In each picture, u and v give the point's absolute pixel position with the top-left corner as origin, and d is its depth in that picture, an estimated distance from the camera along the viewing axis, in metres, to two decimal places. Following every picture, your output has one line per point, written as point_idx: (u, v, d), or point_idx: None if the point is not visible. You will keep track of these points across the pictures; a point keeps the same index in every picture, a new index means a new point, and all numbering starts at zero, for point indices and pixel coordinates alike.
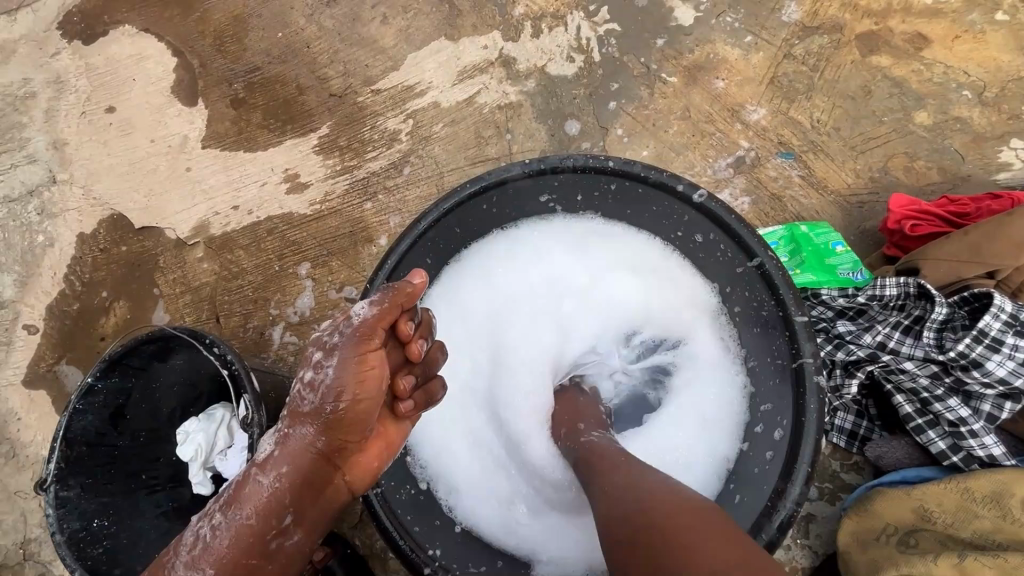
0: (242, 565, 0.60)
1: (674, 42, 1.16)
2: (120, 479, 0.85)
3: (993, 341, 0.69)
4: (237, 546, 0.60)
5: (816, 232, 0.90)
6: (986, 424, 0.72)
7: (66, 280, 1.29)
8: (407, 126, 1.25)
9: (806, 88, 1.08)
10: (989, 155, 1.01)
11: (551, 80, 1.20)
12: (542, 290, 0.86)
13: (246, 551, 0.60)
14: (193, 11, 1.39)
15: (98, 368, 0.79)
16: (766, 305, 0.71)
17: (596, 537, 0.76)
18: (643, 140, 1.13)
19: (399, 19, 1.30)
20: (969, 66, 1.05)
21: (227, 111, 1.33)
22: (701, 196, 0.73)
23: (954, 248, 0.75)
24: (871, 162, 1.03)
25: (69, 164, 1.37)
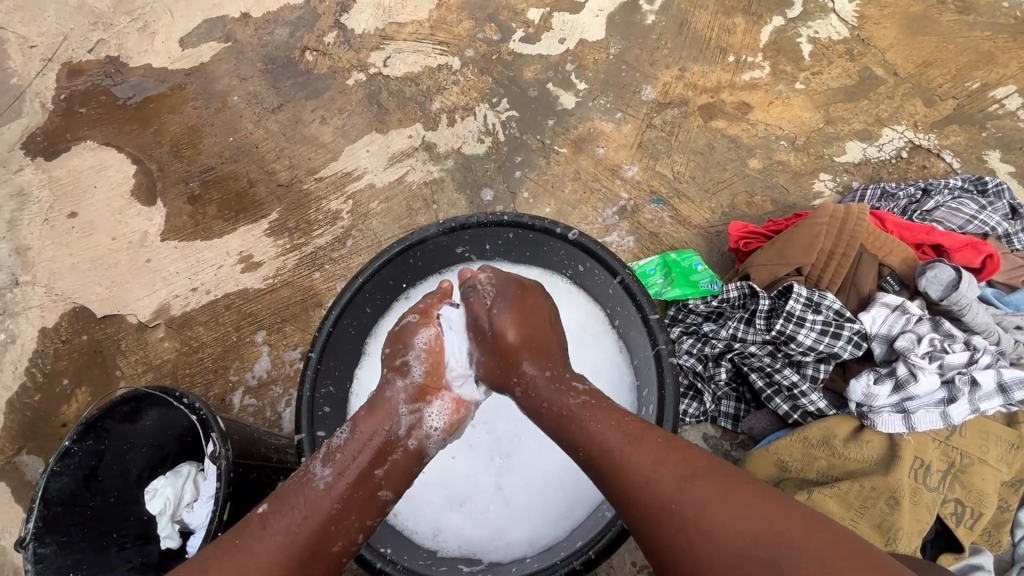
0: (364, 474, 0.72)
1: (562, 121, 1.44)
2: (92, 537, 0.93)
3: (798, 319, 0.91)
4: (362, 457, 0.72)
5: (682, 257, 1.12)
6: (812, 384, 0.92)
7: (27, 372, 1.36)
8: (348, 206, 1.45)
9: (665, 149, 1.37)
10: (806, 187, 1.31)
11: (466, 158, 1.45)
12: None
13: (373, 459, 0.73)
14: (151, 125, 1.58)
15: (75, 430, 0.90)
16: (631, 312, 0.90)
17: (531, 527, 0.88)
18: (545, 200, 1.38)
19: (335, 120, 1.54)
20: (783, 123, 1.37)
21: (185, 207, 1.50)
22: (574, 234, 0.94)
23: (767, 256, 0.99)
24: (721, 201, 1.31)
25: (31, 267, 1.47)
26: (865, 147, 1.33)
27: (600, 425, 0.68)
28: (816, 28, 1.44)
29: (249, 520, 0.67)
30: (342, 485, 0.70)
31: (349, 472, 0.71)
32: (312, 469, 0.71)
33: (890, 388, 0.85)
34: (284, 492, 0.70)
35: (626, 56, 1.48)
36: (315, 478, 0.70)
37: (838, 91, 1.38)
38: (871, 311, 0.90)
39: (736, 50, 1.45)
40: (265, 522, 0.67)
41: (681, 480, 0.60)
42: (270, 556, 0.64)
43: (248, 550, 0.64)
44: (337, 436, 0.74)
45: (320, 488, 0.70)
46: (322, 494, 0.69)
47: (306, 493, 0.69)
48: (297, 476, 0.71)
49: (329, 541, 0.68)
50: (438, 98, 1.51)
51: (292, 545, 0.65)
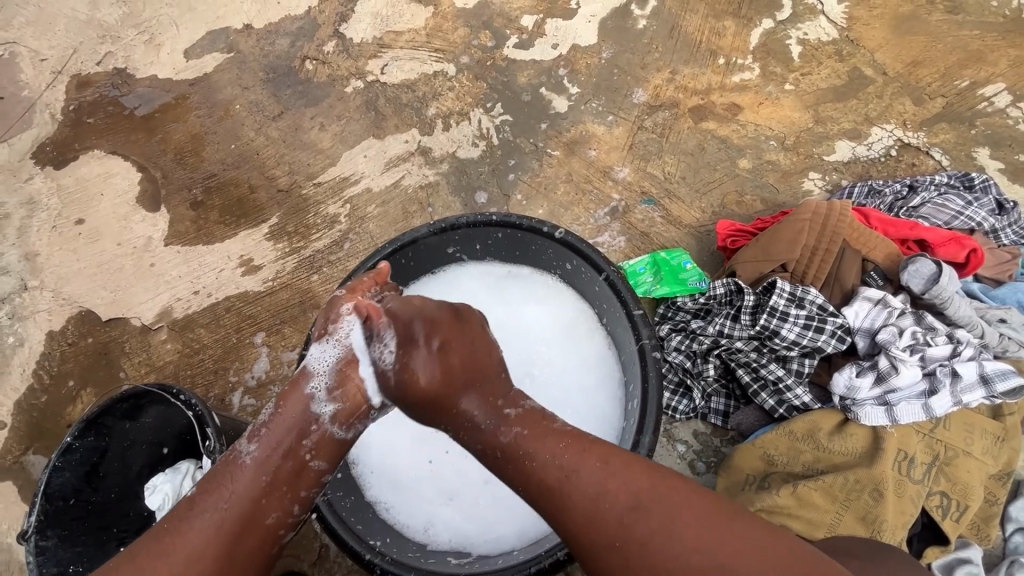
0: (291, 447, 0.70)
1: (555, 125, 1.47)
2: (93, 531, 0.96)
3: (781, 313, 0.92)
4: (287, 432, 0.70)
5: (671, 256, 1.13)
6: (797, 378, 0.92)
7: (35, 375, 1.40)
8: (346, 210, 1.48)
9: (656, 150, 1.39)
10: (795, 186, 1.32)
11: (461, 161, 1.47)
12: None
13: (296, 433, 0.70)
14: (156, 134, 1.63)
15: (77, 427, 0.92)
16: (617, 308, 0.92)
17: (521, 521, 0.89)
18: (537, 202, 1.40)
19: (334, 126, 1.57)
20: (772, 123, 1.38)
21: (187, 212, 1.54)
22: (560, 233, 0.96)
23: (753, 253, 1.00)
24: (711, 201, 1.33)
25: (39, 272, 1.51)
26: (855, 146, 1.34)
27: (539, 455, 0.65)
28: (805, 30, 1.46)
29: (177, 509, 0.67)
30: (266, 461, 0.69)
31: (275, 447, 0.69)
32: (239, 448, 0.70)
33: (872, 381, 0.85)
34: (213, 473, 0.69)
35: (618, 60, 1.50)
36: (239, 457, 0.69)
37: (827, 91, 1.40)
38: (854, 306, 0.92)
39: (726, 52, 1.47)
40: (194, 506, 0.66)
41: (626, 503, 0.60)
42: (199, 537, 0.64)
43: (177, 532, 0.64)
44: (264, 411, 0.73)
45: (246, 465, 0.68)
46: (248, 470, 0.68)
47: (232, 472, 0.68)
48: (224, 460, 0.70)
49: (261, 514, 0.67)
50: (434, 104, 1.54)
51: (221, 525, 0.65)
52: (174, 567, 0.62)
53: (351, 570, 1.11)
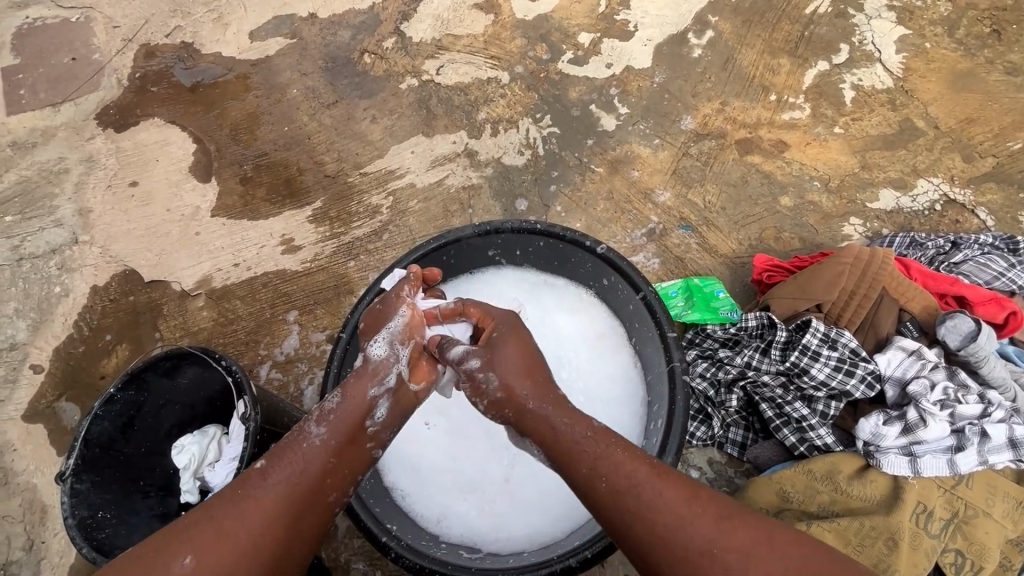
0: (355, 430, 0.75)
1: (601, 142, 1.49)
2: (122, 481, 0.99)
3: (813, 353, 0.92)
4: (355, 416, 0.75)
5: (705, 284, 1.16)
6: (821, 419, 0.93)
7: (75, 325, 1.46)
8: (388, 202, 1.53)
9: (698, 178, 1.41)
10: (835, 229, 1.32)
11: (505, 167, 1.51)
12: None
13: (360, 418, 0.75)
14: (214, 109, 1.69)
15: (120, 379, 0.97)
16: (650, 328, 0.94)
17: (534, 525, 0.92)
18: (576, 215, 1.42)
19: (385, 120, 1.62)
20: (818, 164, 1.39)
21: (236, 187, 1.59)
22: (603, 248, 0.98)
23: (789, 289, 1.02)
24: (749, 234, 1.34)
25: (91, 228, 1.58)
26: (899, 196, 1.34)
27: (612, 456, 0.69)
28: (860, 76, 1.47)
29: (246, 476, 0.70)
30: (334, 443, 0.73)
31: (345, 433, 0.74)
32: (307, 429, 0.73)
33: (899, 431, 0.85)
34: (280, 447, 0.72)
35: (670, 85, 1.53)
36: (309, 437, 0.72)
37: (876, 138, 1.40)
38: (887, 353, 0.91)
39: (778, 90, 1.48)
40: (266, 475, 0.70)
41: (707, 526, 0.62)
42: (271, 506, 0.67)
43: (249, 499, 0.67)
44: (330, 400, 0.76)
45: (317, 445, 0.72)
46: (319, 451, 0.72)
47: (303, 450, 0.71)
48: (290, 435, 0.73)
49: (324, 492, 0.71)
50: (484, 109, 1.58)
51: (292, 494, 0.68)
52: (253, 533, 0.65)
53: (355, 552, 1.14)
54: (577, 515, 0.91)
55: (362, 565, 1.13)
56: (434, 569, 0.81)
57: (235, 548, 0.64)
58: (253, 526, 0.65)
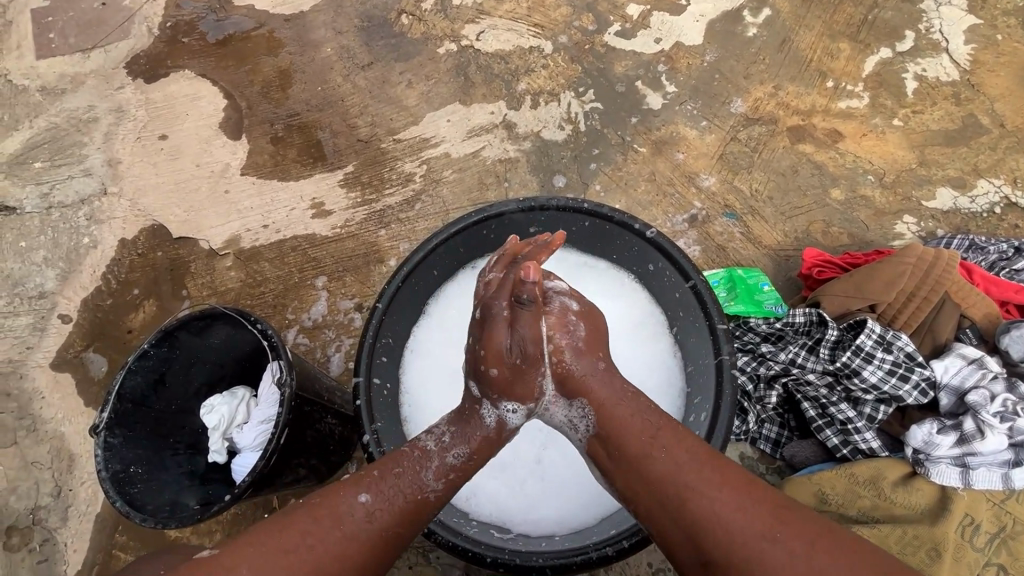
0: (457, 484, 0.76)
1: (645, 121, 1.44)
2: (153, 437, 1.00)
3: (867, 354, 0.90)
4: (468, 467, 0.76)
5: (749, 275, 1.12)
6: (867, 423, 0.91)
7: (104, 278, 1.45)
8: (422, 170, 1.49)
9: (746, 164, 1.36)
10: (887, 226, 1.27)
11: (544, 142, 1.46)
12: None
13: (468, 474, 0.76)
14: (246, 64, 1.64)
15: (155, 335, 0.95)
16: (697, 318, 0.91)
17: (565, 509, 0.91)
18: (615, 195, 1.38)
19: (421, 85, 1.57)
20: (873, 157, 1.33)
21: (267, 146, 1.56)
22: (652, 232, 0.94)
23: (842, 287, 0.98)
24: (796, 226, 1.29)
25: (119, 180, 1.56)
26: (957, 196, 1.28)
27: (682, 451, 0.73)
28: (924, 66, 1.40)
29: (353, 508, 0.68)
30: (439, 501, 0.74)
31: (454, 491, 0.75)
32: (426, 479, 0.73)
33: (953, 440, 0.83)
34: (390, 481, 0.71)
35: (721, 65, 1.46)
36: (424, 490, 0.72)
37: (937, 133, 1.34)
38: (945, 360, 0.89)
39: (836, 76, 1.41)
40: (372, 516, 0.69)
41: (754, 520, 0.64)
42: (372, 549, 0.68)
43: (351, 536, 0.67)
44: (453, 453, 0.75)
45: (427, 497, 0.72)
46: (426, 505, 0.72)
47: (412, 496, 0.71)
48: (405, 471, 0.72)
49: (414, 535, 0.73)
50: (525, 79, 1.52)
51: (391, 544, 0.69)
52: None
53: None
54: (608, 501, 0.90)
55: None
56: (466, 548, 0.80)
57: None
58: (350, 569, 0.66)
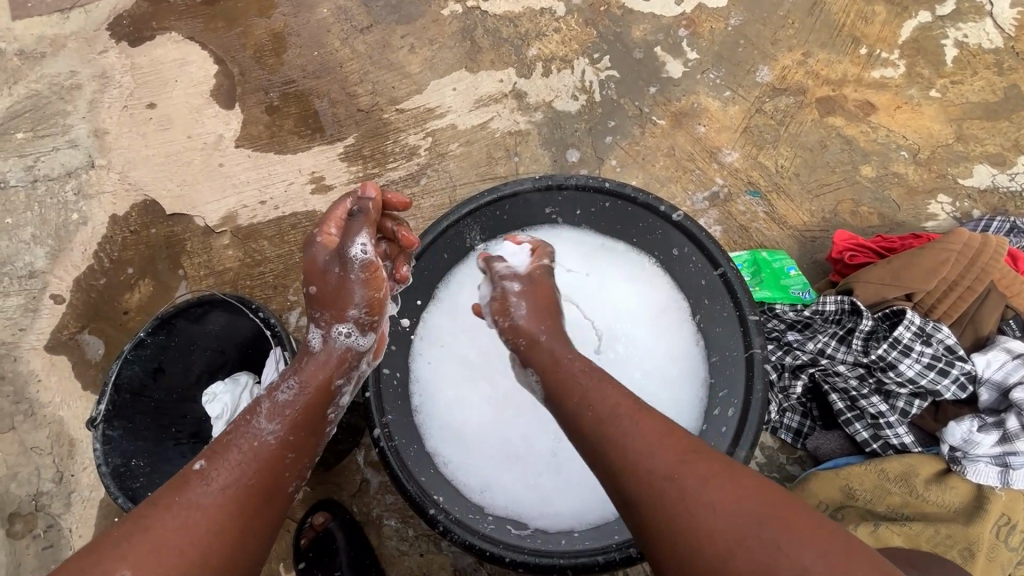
0: (306, 418, 0.71)
1: (665, 90, 1.35)
2: (154, 428, 0.96)
3: (904, 347, 0.85)
4: (306, 401, 0.72)
5: (774, 258, 1.06)
6: (900, 417, 0.87)
7: (96, 256, 1.39)
8: (426, 143, 1.41)
9: (772, 138, 1.28)
10: (920, 206, 1.21)
11: (557, 113, 1.37)
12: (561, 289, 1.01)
13: (309, 404, 0.72)
14: (237, 26, 1.53)
15: (150, 324, 0.90)
16: (726, 308, 0.86)
17: (582, 503, 0.88)
18: (632, 171, 1.31)
19: (425, 50, 1.47)
20: (907, 132, 1.25)
21: (262, 116, 1.47)
22: (679, 216, 0.88)
23: (877, 274, 0.92)
24: (824, 205, 1.22)
25: (107, 152, 1.47)
26: (995, 173, 1.22)
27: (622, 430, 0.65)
28: (965, 32, 1.30)
29: (183, 479, 0.64)
30: (288, 438, 0.69)
31: (299, 426, 0.70)
32: (257, 426, 0.68)
33: (994, 439, 0.80)
34: (222, 443, 0.67)
35: (746, 30, 1.36)
36: (260, 435, 0.68)
37: (976, 106, 1.26)
38: (987, 354, 0.85)
39: (870, 42, 1.32)
40: (208, 478, 0.64)
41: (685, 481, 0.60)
42: (220, 509, 0.62)
43: (191, 507, 0.61)
44: (283, 390, 0.72)
45: (267, 441, 0.68)
46: (273, 450, 0.68)
47: (251, 446, 0.67)
48: (235, 425, 0.69)
49: (282, 484, 0.68)
50: (536, 44, 1.42)
51: (244, 497, 0.64)
52: (198, 544, 0.60)
53: (387, 509, 1.11)
54: None
55: (393, 521, 1.11)
56: (485, 548, 0.77)
57: (170, 560, 0.58)
58: (199, 534, 0.60)
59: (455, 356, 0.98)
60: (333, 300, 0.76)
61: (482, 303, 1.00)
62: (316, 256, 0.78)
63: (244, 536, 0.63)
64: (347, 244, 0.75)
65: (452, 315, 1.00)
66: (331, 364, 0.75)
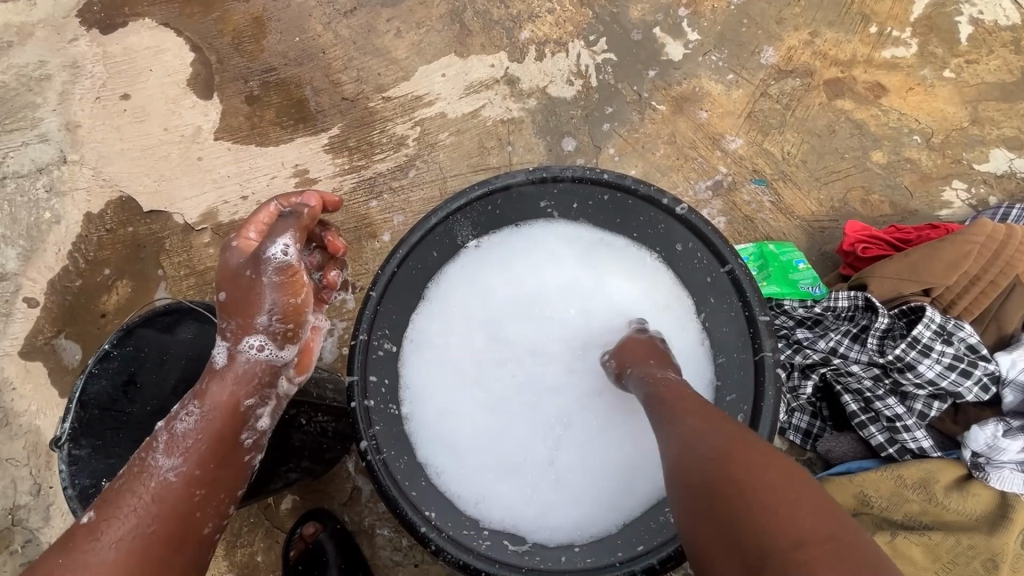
0: (214, 451, 0.72)
1: (665, 74, 1.28)
2: (127, 444, 0.90)
3: (924, 347, 0.80)
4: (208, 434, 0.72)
5: (782, 251, 1.00)
6: (918, 420, 0.82)
7: (70, 257, 1.32)
8: (415, 132, 1.34)
9: (777, 124, 1.22)
10: (933, 193, 1.15)
11: (551, 100, 1.30)
12: (556, 288, 0.95)
13: (216, 436, 0.72)
14: (213, 11, 1.45)
15: (115, 336, 0.85)
16: (734, 307, 0.81)
17: (583, 514, 0.84)
18: (631, 160, 1.24)
19: (412, 34, 1.39)
20: (919, 115, 1.19)
21: (242, 107, 1.40)
22: (683, 209, 0.82)
23: (894, 268, 0.86)
24: (833, 193, 1.17)
25: (80, 147, 1.40)
26: (1012, 158, 1.16)
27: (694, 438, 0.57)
28: (981, 8, 1.24)
29: (75, 533, 0.64)
30: (195, 472, 0.70)
31: (206, 460, 0.71)
32: (155, 463, 0.69)
33: (1021, 445, 0.75)
34: (113, 492, 0.67)
35: (751, 8, 1.29)
36: (161, 475, 0.69)
37: (992, 87, 1.20)
38: (1012, 354, 0.80)
39: (881, 20, 1.25)
40: (102, 531, 0.64)
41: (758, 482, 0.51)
42: (118, 559, 0.63)
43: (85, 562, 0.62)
44: (183, 419, 0.72)
45: (168, 480, 0.69)
46: (175, 485, 0.69)
47: (146, 488, 0.68)
48: (133, 471, 0.69)
49: (195, 523, 0.70)
50: (529, 27, 1.35)
51: (146, 543, 0.65)
52: None
53: (380, 518, 1.07)
54: (631, 504, 0.83)
55: (387, 531, 1.07)
56: (481, 568, 0.73)
57: None
58: None
59: (443, 361, 0.91)
60: (237, 308, 0.74)
61: (472, 304, 0.93)
62: (232, 259, 0.76)
63: None
64: (265, 246, 0.72)
65: (440, 315, 0.93)
66: (253, 384, 0.75)
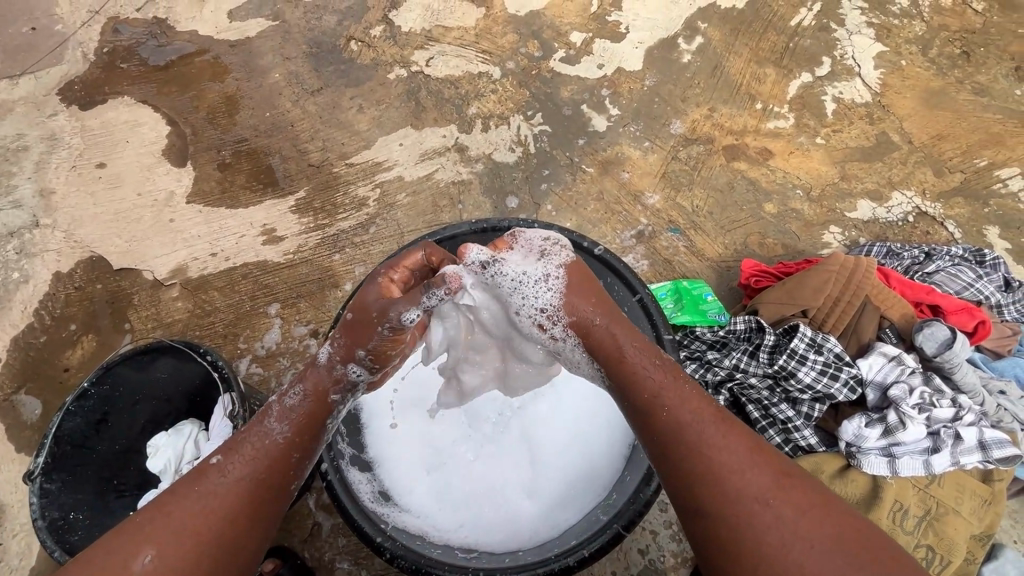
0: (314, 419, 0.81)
1: (592, 142, 1.50)
2: (94, 480, 0.96)
3: (801, 356, 0.97)
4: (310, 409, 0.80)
5: (693, 286, 1.17)
6: (805, 421, 0.97)
7: (36, 314, 1.37)
8: (375, 194, 1.49)
9: (687, 182, 1.43)
10: (816, 236, 1.38)
11: (496, 164, 1.50)
12: None
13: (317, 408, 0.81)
14: (189, 90, 1.61)
15: (94, 374, 0.93)
16: (644, 330, 0.95)
17: (528, 526, 0.90)
18: (566, 214, 1.43)
19: (372, 110, 1.58)
20: (800, 173, 1.44)
21: (214, 173, 1.53)
22: (600, 250, 0.98)
23: (776, 295, 1.07)
24: (735, 239, 1.38)
25: (53, 211, 1.49)
26: (875, 207, 1.41)
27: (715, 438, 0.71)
28: (841, 89, 1.53)
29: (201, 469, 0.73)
30: (299, 438, 0.79)
31: (304, 430, 0.79)
32: (269, 426, 0.77)
33: (880, 433, 0.92)
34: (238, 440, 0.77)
35: (660, 89, 1.54)
36: (271, 435, 0.77)
37: (855, 150, 1.46)
38: (869, 359, 0.98)
39: (764, 98, 1.52)
40: (224, 470, 0.73)
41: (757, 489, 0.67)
42: (229, 498, 0.71)
43: (208, 493, 0.71)
44: (291, 395, 0.80)
45: (277, 441, 0.77)
46: (282, 449, 0.77)
47: (260, 446, 0.76)
48: (251, 428, 0.78)
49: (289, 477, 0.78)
50: (475, 104, 1.56)
51: (251, 490, 0.73)
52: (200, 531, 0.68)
53: (340, 552, 1.12)
54: (565, 512, 0.90)
55: (347, 563, 1.11)
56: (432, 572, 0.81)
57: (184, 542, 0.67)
58: (210, 521, 0.69)
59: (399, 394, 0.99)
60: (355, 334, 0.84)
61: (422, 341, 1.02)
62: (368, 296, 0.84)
63: (252, 526, 0.72)
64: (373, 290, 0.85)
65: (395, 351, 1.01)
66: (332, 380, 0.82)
